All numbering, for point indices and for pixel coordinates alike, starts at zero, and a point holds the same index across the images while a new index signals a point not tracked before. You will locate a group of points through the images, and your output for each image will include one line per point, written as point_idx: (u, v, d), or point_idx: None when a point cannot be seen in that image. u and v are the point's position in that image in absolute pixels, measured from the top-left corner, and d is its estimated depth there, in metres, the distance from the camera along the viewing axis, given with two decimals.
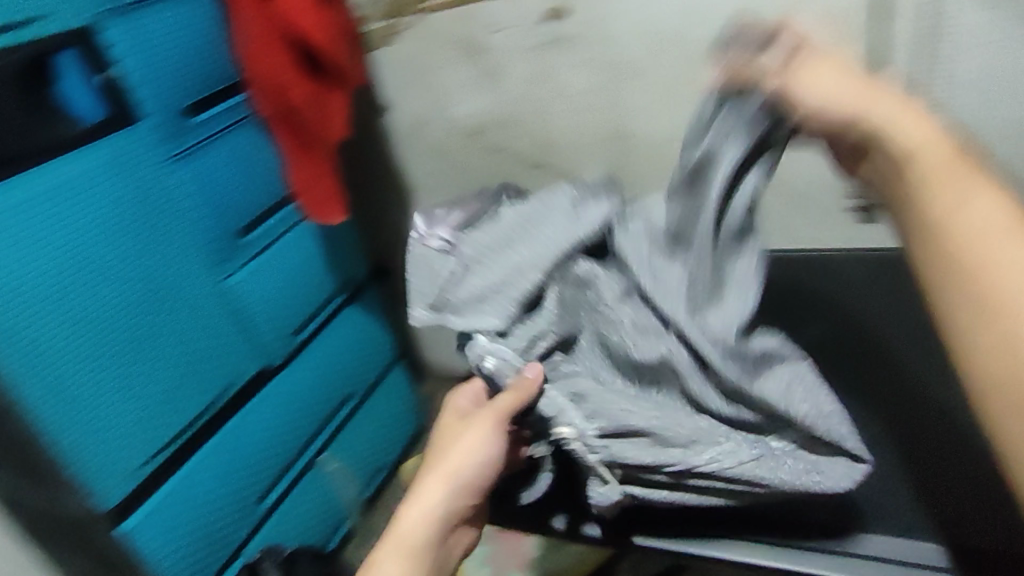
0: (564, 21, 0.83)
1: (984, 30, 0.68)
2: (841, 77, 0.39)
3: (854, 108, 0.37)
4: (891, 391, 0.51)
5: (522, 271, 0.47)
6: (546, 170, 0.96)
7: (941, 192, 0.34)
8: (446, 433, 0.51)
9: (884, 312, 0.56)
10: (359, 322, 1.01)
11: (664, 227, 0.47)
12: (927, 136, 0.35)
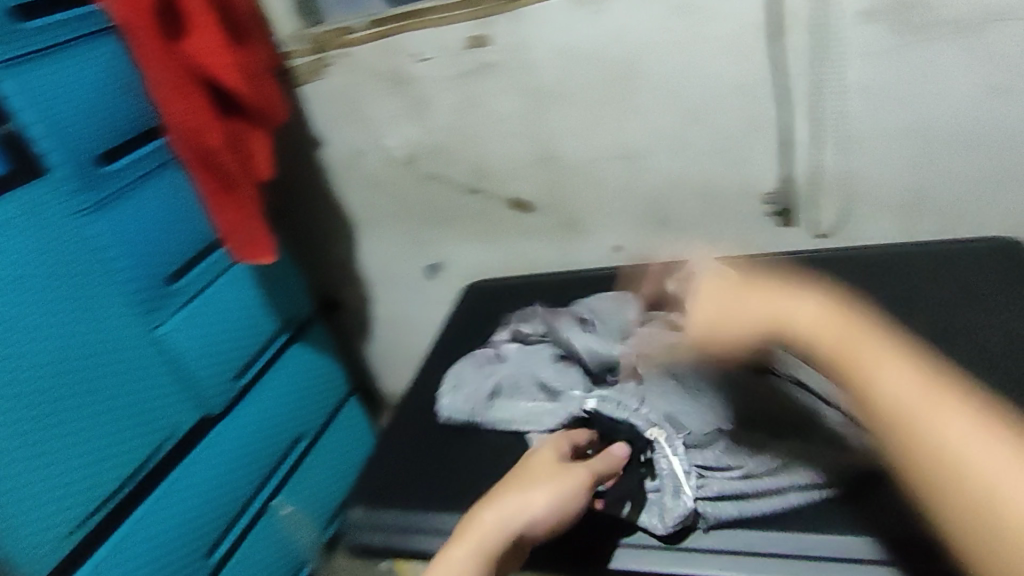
0: (486, 48, 0.88)
1: (857, 45, 0.76)
2: (821, 309, 0.50)
3: (766, 311, 0.52)
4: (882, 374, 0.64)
5: (601, 343, 0.73)
6: (480, 194, 0.98)
7: (863, 361, 0.47)
8: (537, 461, 0.58)
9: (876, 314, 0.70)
10: (308, 360, 1.01)
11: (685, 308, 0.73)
12: (830, 325, 0.49)
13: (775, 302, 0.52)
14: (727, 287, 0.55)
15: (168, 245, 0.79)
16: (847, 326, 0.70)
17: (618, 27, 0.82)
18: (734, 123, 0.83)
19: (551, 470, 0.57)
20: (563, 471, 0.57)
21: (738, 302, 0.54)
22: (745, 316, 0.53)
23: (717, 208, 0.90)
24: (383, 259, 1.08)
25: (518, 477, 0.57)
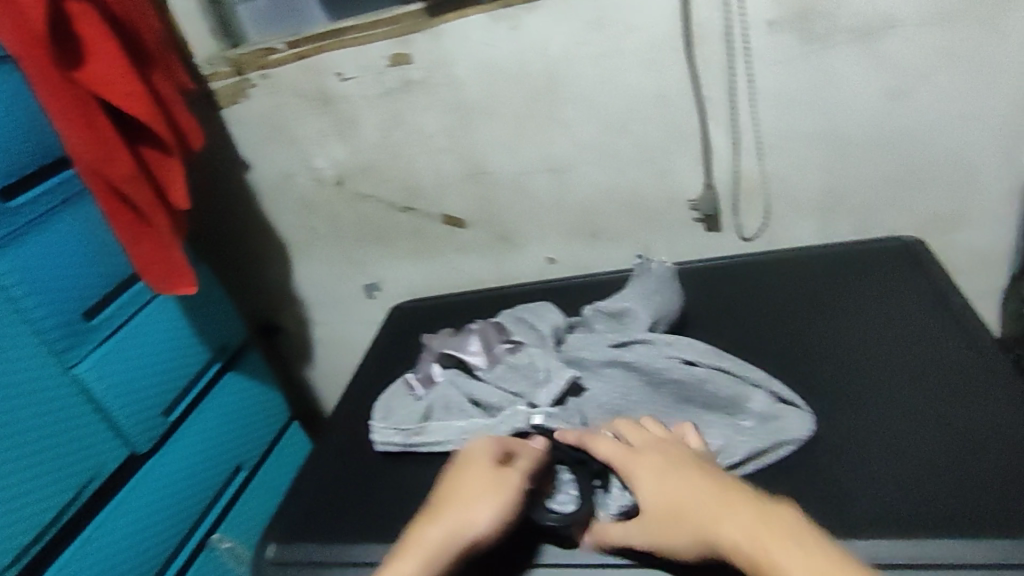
0: (408, 66, 0.88)
1: (764, 59, 0.80)
2: (746, 502, 0.48)
3: (695, 527, 0.49)
4: (849, 373, 0.67)
5: (535, 368, 0.69)
6: (412, 212, 0.99)
7: (775, 554, 0.43)
8: (477, 472, 0.57)
9: (827, 319, 0.74)
10: (244, 388, 0.99)
11: (608, 310, 0.75)
12: (751, 536, 0.45)
13: (702, 513, 0.49)
14: (658, 487, 0.52)
15: (81, 281, 0.77)
16: (803, 335, 0.73)
17: (537, 42, 0.83)
18: (655, 133, 0.87)
19: (492, 483, 0.56)
20: (505, 484, 0.56)
21: (672, 507, 0.51)
22: (681, 526, 0.50)
23: (639, 212, 0.93)
24: (320, 282, 1.09)
25: (460, 490, 0.56)
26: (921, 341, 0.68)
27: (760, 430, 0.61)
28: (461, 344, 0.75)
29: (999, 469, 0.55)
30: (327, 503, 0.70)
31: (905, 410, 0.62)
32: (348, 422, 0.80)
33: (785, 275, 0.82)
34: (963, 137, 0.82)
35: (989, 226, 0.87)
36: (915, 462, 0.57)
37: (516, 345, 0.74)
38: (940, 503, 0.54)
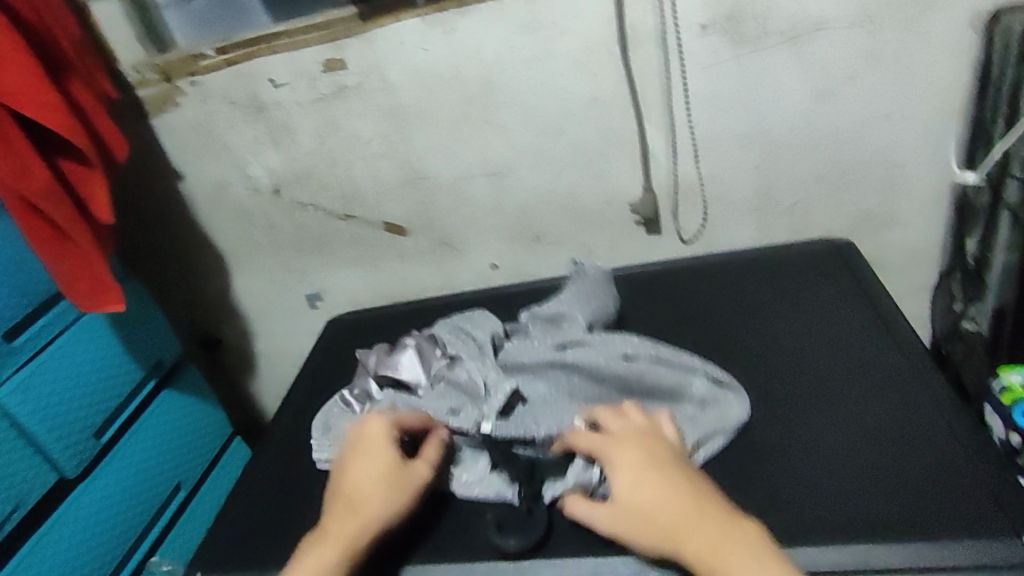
0: (342, 72, 0.86)
1: (694, 62, 0.81)
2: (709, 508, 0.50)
3: (664, 533, 0.49)
4: (805, 373, 0.67)
5: (479, 377, 0.66)
6: (351, 220, 0.98)
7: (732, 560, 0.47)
8: (369, 454, 0.60)
9: (789, 315, 0.74)
10: (183, 404, 0.96)
11: (549, 312, 0.74)
12: (715, 556, 0.47)
13: (673, 520, 0.49)
14: (632, 483, 0.52)
15: None
16: (758, 332, 0.73)
17: (472, 46, 0.82)
18: (593, 137, 0.87)
19: (398, 475, 0.59)
20: (409, 474, 0.60)
21: (643, 507, 0.51)
22: (648, 527, 0.50)
23: (575, 213, 0.94)
24: (261, 292, 1.07)
25: (367, 486, 0.58)
26: (854, 338, 0.69)
27: (703, 418, 0.63)
28: (394, 362, 0.71)
29: (935, 467, 0.56)
30: (260, 525, 0.69)
31: (840, 412, 0.62)
32: (285, 438, 0.78)
33: (741, 269, 0.83)
34: (889, 138, 0.83)
35: (916, 224, 0.89)
36: (857, 465, 0.57)
37: (453, 358, 0.70)
38: (885, 505, 0.54)
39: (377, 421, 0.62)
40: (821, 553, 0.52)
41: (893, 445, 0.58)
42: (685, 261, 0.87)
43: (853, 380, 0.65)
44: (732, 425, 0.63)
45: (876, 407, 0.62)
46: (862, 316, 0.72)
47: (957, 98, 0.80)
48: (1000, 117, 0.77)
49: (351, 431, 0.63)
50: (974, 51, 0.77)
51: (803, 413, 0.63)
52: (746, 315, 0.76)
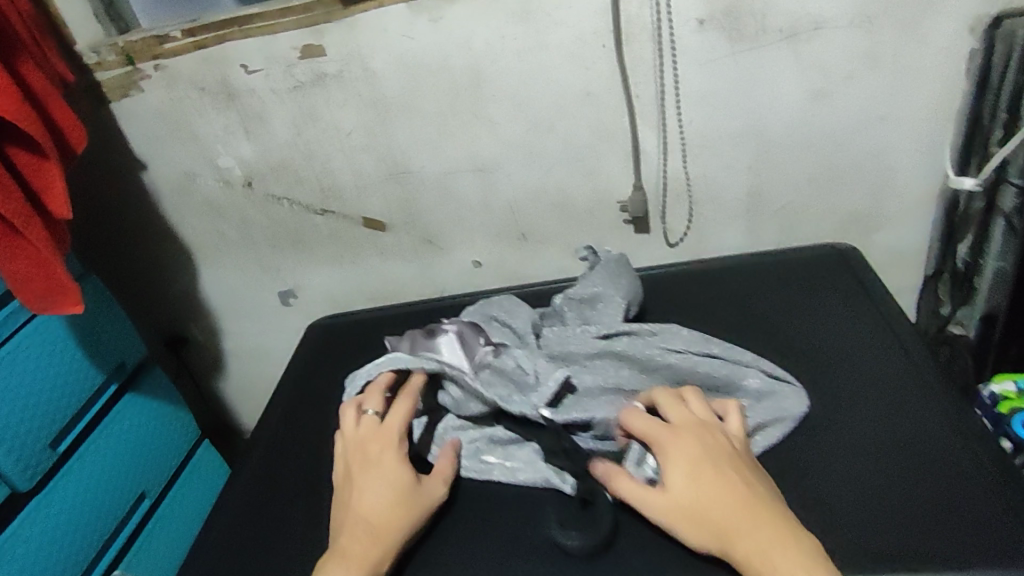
0: (321, 58, 0.81)
1: (690, 60, 0.78)
2: (763, 507, 0.49)
3: (714, 528, 0.49)
4: (858, 374, 0.66)
5: (530, 366, 0.65)
6: (329, 214, 0.93)
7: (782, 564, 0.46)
8: (375, 469, 0.59)
9: (828, 318, 0.75)
10: (146, 407, 0.91)
11: (579, 295, 0.75)
12: (766, 560, 0.46)
13: (727, 519, 0.49)
14: (686, 475, 0.51)
15: None
16: (802, 332, 0.73)
17: (461, 34, 0.78)
18: (584, 133, 0.84)
19: (410, 490, 0.58)
20: (420, 490, 0.59)
21: (693, 501, 0.50)
22: (698, 522, 0.50)
23: (563, 211, 0.91)
24: (231, 289, 1.02)
25: (381, 502, 0.57)
26: (887, 341, 0.69)
27: (760, 408, 0.62)
28: (437, 345, 0.69)
29: (970, 498, 0.54)
30: (240, 547, 0.66)
31: (874, 445, 0.59)
32: (267, 453, 0.75)
33: (753, 273, 0.84)
34: (883, 140, 0.82)
35: (904, 226, 0.89)
36: (889, 488, 0.56)
37: (498, 346, 0.69)
38: (946, 550, 0.51)
39: (384, 430, 0.61)
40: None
41: (920, 451, 0.58)
42: (712, 260, 0.88)
43: (900, 378, 0.65)
44: (790, 417, 0.62)
45: (905, 412, 0.62)
46: (879, 332, 0.71)
47: (952, 102, 0.79)
48: (998, 123, 0.75)
49: (355, 439, 0.62)
50: (973, 55, 0.75)
51: (834, 446, 0.60)
52: (782, 318, 0.76)
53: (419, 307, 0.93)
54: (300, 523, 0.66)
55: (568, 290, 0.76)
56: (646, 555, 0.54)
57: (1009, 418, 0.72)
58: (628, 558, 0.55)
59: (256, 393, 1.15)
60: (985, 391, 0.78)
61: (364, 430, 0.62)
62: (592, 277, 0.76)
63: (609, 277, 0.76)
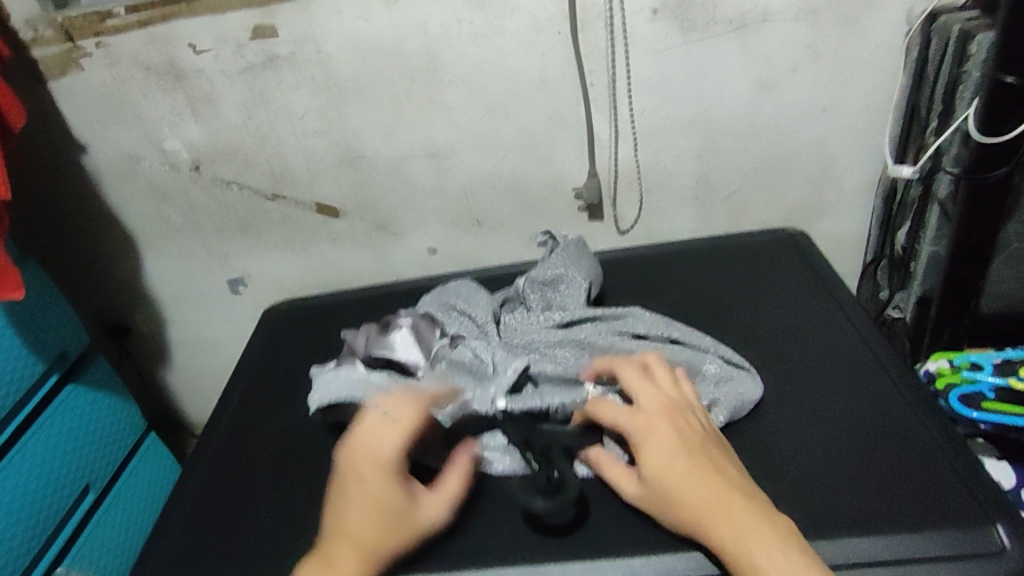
0: (273, 40, 0.80)
1: (643, 49, 0.80)
2: (735, 491, 0.50)
3: (689, 515, 0.50)
4: (818, 353, 0.69)
5: (487, 356, 0.64)
6: (281, 201, 0.92)
7: (758, 549, 0.47)
8: (362, 482, 0.52)
9: (786, 297, 0.77)
10: (90, 398, 0.88)
11: (538, 276, 0.76)
12: (741, 545, 0.47)
13: (707, 511, 0.49)
14: (664, 468, 0.51)
15: None
16: (759, 313, 0.76)
17: (416, 18, 0.78)
18: (538, 120, 0.85)
19: (403, 512, 0.52)
20: (414, 512, 0.54)
21: (668, 489, 0.51)
22: (681, 515, 0.50)
23: (518, 197, 0.91)
24: (178, 277, 0.99)
25: (369, 524, 0.51)
26: (835, 321, 0.73)
27: (716, 390, 0.63)
28: (390, 341, 0.67)
29: (925, 466, 0.57)
30: (195, 538, 0.65)
31: (833, 420, 0.62)
32: (221, 443, 0.74)
33: (707, 256, 0.86)
34: (824, 130, 0.85)
35: (846, 214, 0.93)
36: (846, 458, 0.58)
37: (455, 338, 0.68)
38: (905, 514, 0.53)
39: (384, 441, 0.52)
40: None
41: (876, 425, 0.61)
42: (666, 245, 0.90)
43: (849, 354, 0.68)
44: (748, 401, 0.63)
45: (858, 387, 0.65)
46: (829, 312, 0.74)
47: (890, 95, 0.82)
48: (933, 113, 0.77)
49: (352, 443, 0.53)
50: (910, 49, 0.79)
51: (794, 420, 0.62)
52: (739, 298, 0.79)
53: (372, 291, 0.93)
54: (255, 510, 0.65)
55: (531, 271, 0.77)
56: (611, 531, 0.56)
57: (946, 394, 0.77)
58: (595, 534, 0.56)
59: (202, 385, 1.12)
60: (923, 370, 0.81)
61: (362, 433, 0.53)
62: (555, 259, 0.77)
63: (569, 258, 0.76)
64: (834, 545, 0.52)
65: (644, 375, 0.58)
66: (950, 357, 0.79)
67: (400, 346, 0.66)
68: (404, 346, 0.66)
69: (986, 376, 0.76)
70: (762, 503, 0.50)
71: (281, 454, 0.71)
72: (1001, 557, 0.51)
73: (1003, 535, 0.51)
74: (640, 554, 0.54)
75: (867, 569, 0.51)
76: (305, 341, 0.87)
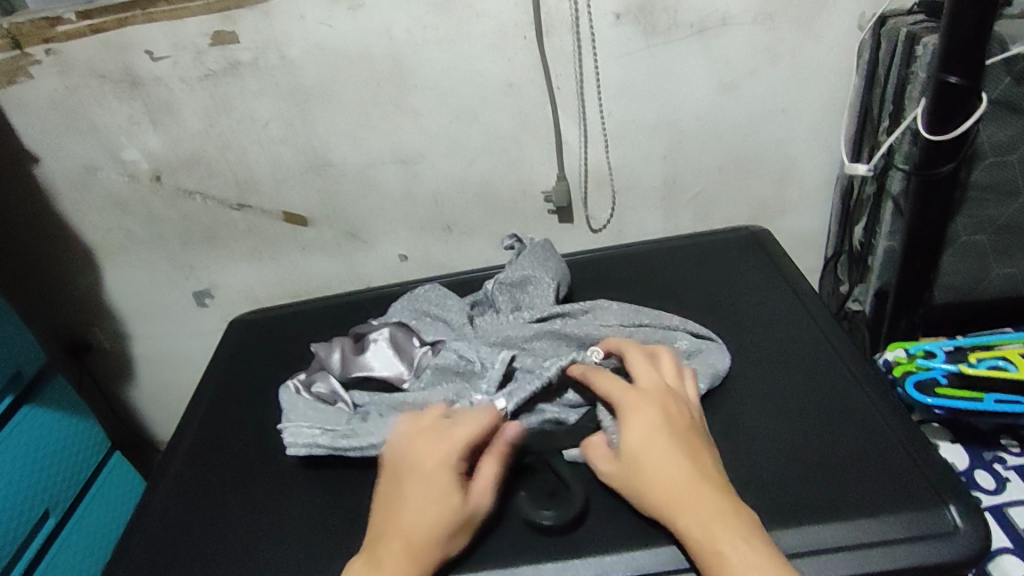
0: (234, 46, 0.78)
1: (608, 52, 0.81)
2: (712, 482, 0.51)
3: (659, 500, 0.51)
4: (785, 342, 0.72)
5: (470, 354, 0.66)
6: (247, 210, 0.90)
7: (720, 536, 0.47)
8: (419, 478, 0.54)
9: (755, 292, 0.80)
10: (50, 418, 0.85)
11: (506, 278, 0.76)
12: (705, 531, 0.48)
13: (671, 488, 0.51)
14: (640, 442, 0.53)
15: None
16: (730, 309, 0.78)
17: (382, 22, 0.77)
18: (507, 124, 0.85)
19: (458, 513, 0.53)
20: (469, 516, 0.54)
21: (645, 471, 0.52)
22: (647, 490, 0.52)
23: (488, 202, 0.92)
24: (139, 289, 0.97)
25: (426, 519, 0.52)
26: (802, 315, 0.75)
27: (694, 362, 0.67)
28: (368, 360, 0.69)
29: (884, 456, 0.59)
30: (164, 552, 0.63)
31: (799, 413, 0.64)
32: (189, 456, 0.73)
33: (675, 255, 0.88)
34: (784, 131, 0.88)
35: (807, 211, 0.96)
36: (809, 448, 0.60)
37: (435, 344, 0.69)
38: (865, 501, 0.55)
39: (448, 439, 0.55)
40: (817, 562, 0.52)
41: (838, 416, 0.63)
42: (635, 245, 0.92)
43: (817, 346, 0.71)
44: (720, 372, 0.66)
45: (826, 378, 0.67)
46: (794, 306, 0.76)
47: (845, 97, 0.86)
48: (885, 112, 0.80)
49: (414, 443, 0.57)
50: (862, 49, 0.82)
51: (762, 414, 0.64)
52: (708, 294, 0.81)
53: (342, 298, 0.92)
54: (231, 524, 0.64)
55: (499, 275, 0.77)
56: (589, 529, 0.56)
57: (903, 380, 0.77)
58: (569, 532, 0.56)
59: (168, 400, 1.10)
60: (880, 359, 0.82)
61: (427, 437, 0.57)
62: (524, 260, 0.77)
63: (535, 260, 0.77)
64: (797, 534, 0.54)
65: (655, 361, 0.61)
66: (906, 346, 0.81)
67: (379, 363, 0.69)
68: (383, 364, 0.69)
69: (940, 363, 0.78)
70: (735, 498, 0.50)
71: (253, 465, 0.70)
72: (955, 537, 0.53)
73: (957, 516, 0.54)
74: (612, 550, 0.54)
75: (829, 554, 0.52)
76: (275, 352, 0.85)
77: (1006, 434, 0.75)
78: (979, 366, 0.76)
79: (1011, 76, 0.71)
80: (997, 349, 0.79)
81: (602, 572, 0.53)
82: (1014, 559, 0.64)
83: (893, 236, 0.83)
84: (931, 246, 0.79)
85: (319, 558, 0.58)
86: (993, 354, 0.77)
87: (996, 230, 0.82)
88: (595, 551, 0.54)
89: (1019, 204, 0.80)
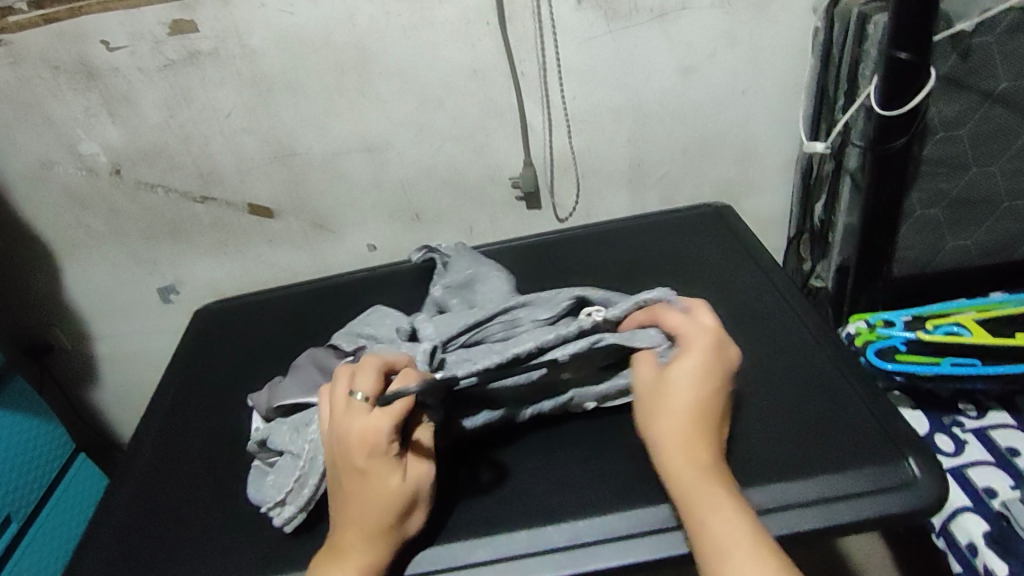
0: (192, 35, 0.77)
1: (568, 35, 0.81)
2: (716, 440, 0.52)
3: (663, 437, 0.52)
4: (751, 314, 0.73)
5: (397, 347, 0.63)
6: (211, 203, 0.89)
7: (709, 483, 0.49)
8: (354, 473, 0.51)
9: (720, 265, 0.81)
10: (12, 420, 0.82)
11: (451, 282, 0.75)
12: (698, 475, 0.49)
13: (681, 430, 0.51)
14: (677, 378, 0.53)
15: None
16: (697, 282, 0.79)
17: (343, 10, 0.76)
18: (471, 110, 0.85)
19: (400, 495, 0.51)
20: (415, 485, 0.52)
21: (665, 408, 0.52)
22: (653, 428, 0.52)
23: (457, 188, 0.92)
24: (102, 287, 0.95)
25: (373, 509, 0.50)
26: (760, 288, 0.76)
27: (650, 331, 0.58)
28: (290, 388, 0.65)
29: (847, 411, 0.61)
30: (131, 544, 0.62)
31: (767, 376, 0.65)
32: (155, 448, 0.71)
33: (638, 232, 0.90)
34: (743, 113, 0.90)
35: (769, 191, 0.98)
36: (777, 411, 0.62)
37: (358, 350, 0.66)
38: (829, 458, 0.57)
39: (371, 425, 0.51)
40: (784, 516, 0.53)
41: (805, 376, 0.65)
42: (601, 224, 0.93)
43: (782, 314, 0.73)
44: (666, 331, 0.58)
45: (787, 343, 0.69)
46: (755, 278, 0.78)
47: (802, 77, 0.87)
48: (840, 90, 0.82)
49: (340, 432, 0.52)
50: (815, 34, 0.84)
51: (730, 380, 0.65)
52: (674, 268, 0.82)
53: (310, 285, 0.91)
54: (195, 513, 0.63)
55: (443, 279, 0.76)
56: (561, 496, 0.57)
57: (864, 351, 0.79)
58: (541, 500, 0.57)
59: (136, 398, 1.08)
60: (844, 332, 0.84)
61: (347, 419, 0.51)
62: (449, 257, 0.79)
63: (456, 260, 0.78)
64: (764, 491, 0.55)
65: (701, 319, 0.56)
66: (866, 317, 0.83)
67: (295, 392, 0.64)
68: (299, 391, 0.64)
69: (899, 332, 0.80)
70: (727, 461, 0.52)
71: (223, 454, 0.69)
72: (914, 486, 0.54)
73: (915, 468, 0.55)
74: (584, 516, 0.55)
75: (794, 509, 0.54)
76: (241, 341, 0.84)
77: (962, 399, 0.77)
78: (935, 332, 0.79)
79: (959, 52, 0.74)
80: (951, 315, 0.81)
81: (574, 537, 0.54)
82: (975, 516, 0.67)
83: (851, 213, 0.86)
84: (888, 220, 0.82)
85: (291, 540, 0.58)
86: (947, 320, 0.80)
87: (949, 203, 0.84)
88: (565, 516, 0.55)
89: (969, 177, 0.83)
